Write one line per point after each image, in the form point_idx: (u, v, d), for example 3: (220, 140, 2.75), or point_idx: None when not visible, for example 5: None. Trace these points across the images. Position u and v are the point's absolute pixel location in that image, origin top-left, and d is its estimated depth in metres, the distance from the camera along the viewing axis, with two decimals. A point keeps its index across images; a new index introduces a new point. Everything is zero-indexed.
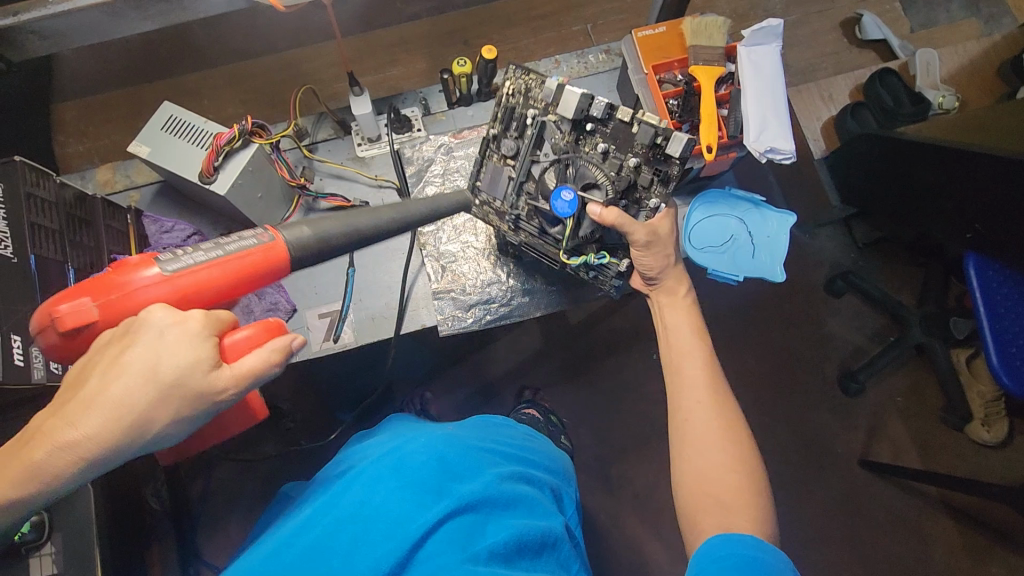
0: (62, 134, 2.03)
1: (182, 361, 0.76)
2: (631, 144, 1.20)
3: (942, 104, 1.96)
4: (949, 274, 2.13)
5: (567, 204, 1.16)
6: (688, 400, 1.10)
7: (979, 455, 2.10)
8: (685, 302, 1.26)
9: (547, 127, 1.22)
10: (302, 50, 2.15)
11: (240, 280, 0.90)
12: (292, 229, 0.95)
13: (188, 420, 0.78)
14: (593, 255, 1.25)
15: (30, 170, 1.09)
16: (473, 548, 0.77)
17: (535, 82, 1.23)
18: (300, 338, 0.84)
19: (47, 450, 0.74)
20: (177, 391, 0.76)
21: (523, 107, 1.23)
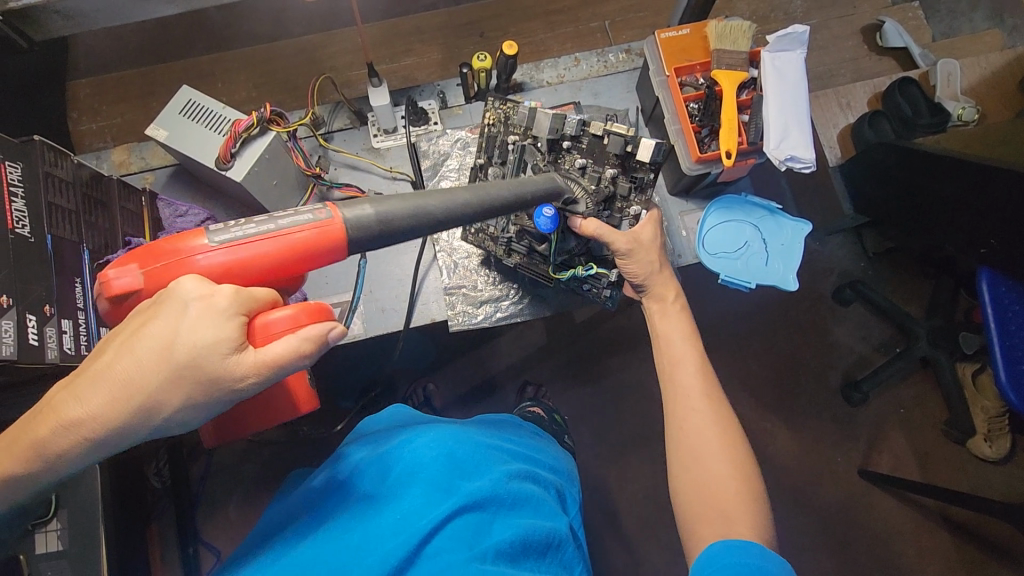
0: (76, 111, 2.04)
1: (200, 342, 0.70)
2: (606, 157, 1.26)
3: (961, 117, 1.93)
4: (960, 287, 2.11)
5: (550, 220, 1.12)
6: (683, 408, 1.10)
7: (980, 470, 2.09)
8: (676, 308, 1.24)
9: (527, 149, 1.25)
10: (316, 36, 2.14)
11: (290, 257, 0.82)
12: (353, 207, 0.83)
13: (201, 402, 0.72)
14: (581, 267, 1.29)
15: (49, 150, 1.09)
16: (480, 547, 0.78)
17: (513, 108, 1.30)
18: (338, 329, 0.77)
19: (51, 425, 0.71)
20: (191, 372, 0.71)
21: (503, 134, 1.29)
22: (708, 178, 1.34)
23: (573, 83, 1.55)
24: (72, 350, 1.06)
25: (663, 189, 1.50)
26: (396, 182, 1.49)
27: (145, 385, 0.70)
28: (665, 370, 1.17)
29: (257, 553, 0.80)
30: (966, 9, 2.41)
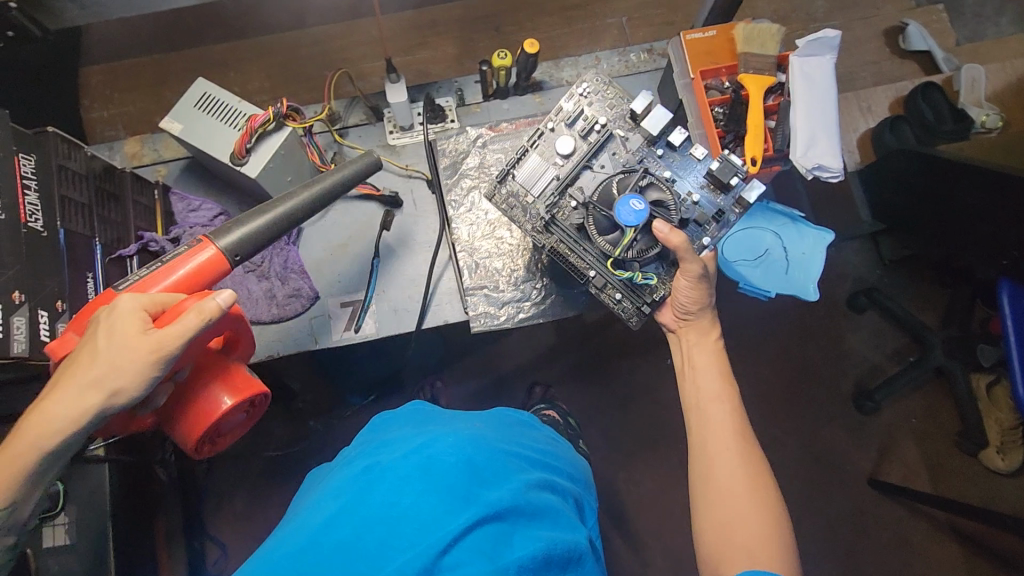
0: (89, 99, 2.02)
1: (121, 331, 0.89)
2: (695, 178, 1.23)
3: (984, 123, 1.90)
4: (977, 297, 2.08)
5: (635, 213, 1.14)
6: (714, 444, 1.11)
7: (991, 482, 2.07)
8: (715, 344, 1.27)
9: (615, 138, 1.25)
10: (330, 27, 2.11)
11: (195, 279, 1.03)
12: (224, 235, 1.06)
13: (140, 373, 0.89)
14: (639, 273, 1.21)
15: (62, 142, 1.08)
16: (502, 560, 0.76)
17: (614, 93, 1.28)
18: (228, 295, 0.91)
19: (33, 419, 0.90)
20: (121, 356, 0.88)
21: (595, 110, 1.27)
22: None
23: None
24: None
25: None
26: (410, 180, 1.47)
27: (89, 377, 0.88)
28: (695, 404, 1.18)
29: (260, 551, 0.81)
30: (992, 12, 2.36)
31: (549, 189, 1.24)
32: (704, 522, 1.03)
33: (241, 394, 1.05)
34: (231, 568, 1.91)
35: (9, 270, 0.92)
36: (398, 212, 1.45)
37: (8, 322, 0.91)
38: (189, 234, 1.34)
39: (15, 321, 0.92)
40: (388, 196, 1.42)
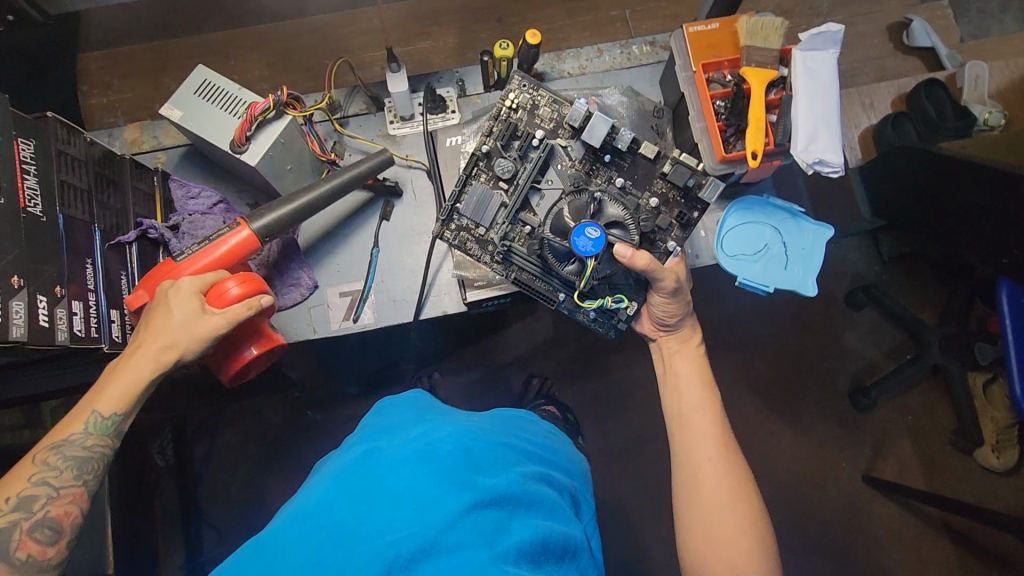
0: (87, 85, 2.01)
1: (186, 313, 1.08)
2: (649, 180, 1.25)
3: (987, 121, 1.89)
4: (975, 295, 2.08)
5: (591, 242, 1.13)
6: (698, 455, 1.11)
7: (985, 479, 2.08)
8: (696, 351, 1.29)
9: (556, 151, 1.25)
10: (330, 16, 2.10)
11: (232, 257, 1.20)
12: (257, 219, 1.22)
13: (203, 344, 1.09)
14: (609, 299, 1.25)
15: (61, 127, 1.08)
16: (501, 546, 0.78)
17: (545, 99, 1.26)
18: (270, 300, 1.15)
19: (112, 382, 1.06)
20: (186, 331, 1.08)
21: (527, 123, 1.26)
22: (730, 178, 1.31)
23: (596, 75, 1.52)
24: (82, 331, 1.05)
25: None
26: (411, 170, 1.46)
27: (170, 340, 1.07)
28: (678, 414, 1.18)
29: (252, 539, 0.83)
30: (996, 10, 2.34)
31: (499, 217, 1.24)
32: (693, 530, 1.04)
33: (264, 344, 1.20)
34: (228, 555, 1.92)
35: (8, 254, 0.92)
36: (396, 201, 1.45)
37: (6, 307, 0.90)
38: (189, 221, 1.34)
39: (14, 305, 0.91)
40: (387, 185, 1.42)
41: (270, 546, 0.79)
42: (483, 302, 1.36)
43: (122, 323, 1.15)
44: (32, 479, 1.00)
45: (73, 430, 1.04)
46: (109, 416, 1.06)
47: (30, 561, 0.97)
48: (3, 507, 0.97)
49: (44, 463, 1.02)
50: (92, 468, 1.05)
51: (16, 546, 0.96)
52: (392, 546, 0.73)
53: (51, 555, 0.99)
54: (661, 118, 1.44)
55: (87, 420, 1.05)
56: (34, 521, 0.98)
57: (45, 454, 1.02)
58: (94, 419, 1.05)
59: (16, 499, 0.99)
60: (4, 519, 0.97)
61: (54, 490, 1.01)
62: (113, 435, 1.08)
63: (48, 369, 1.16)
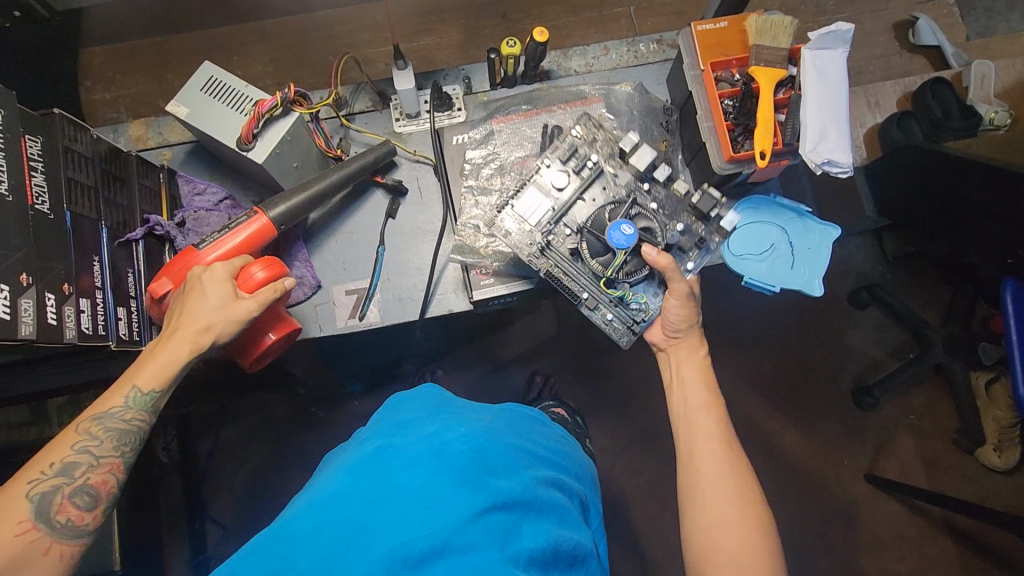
0: (90, 80, 2.00)
1: (219, 298, 1.10)
2: (679, 211, 1.32)
3: (993, 120, 1.88)
4: (979, 295, 2.08)
5: (625, 237, 1.21)
6: (702, 453, 1.11)
7: (987, 478, 2.08)
8: (701, 357, 1.27)
9: (605, 175, 1.30)
10: (334, 11, 2.09)
11: (253, 243, 1.22)
12: (272, 207, 1.24)
13: (236, 327, 1.11)
14: (629, 293, 1.27)
15: (68, 124, 1.08)
16: (512, 549, 0.78)
17: (603, 135, 1.33)
18: (292, 281, 1.17)
19: (147, 365, 1.06)
20: (221, 316, 1.09)
21: (584, 148, 1.32)
22: (738, 177, 1.30)
23: (603, 73, 1.52)
24: (92, 330, 1.04)
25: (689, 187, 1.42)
26: (417, 165, 1.46)
27: (205, 322, 1.09)
28: (682, 416, 1.18)
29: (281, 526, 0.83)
30: (1003, 8, 2.33)
31: (542, 219, 1.27)
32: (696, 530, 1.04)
33: (282, 329, 1.22)
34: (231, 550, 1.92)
35: (16, 252, 0.91)
36: (402, 200, 1.45)
37: (16, 304, 0.89)
38: (194, 218, 1.33)
39: (23, 303, 0.91)
40: (393, 183, 1.42)
41: (284, 534, 0.80)
42: (489, 300, 1.35)
43: (128, 320, 1.15)
44: (74, 446, 0.99)
45: (113, 403, 1.03)
46: (148, 392, 1.06)
47: (69, 525, 0.95)
48: (45, 472, 0.96)
49: (84, 433, 1.01)
50: (130, 441, 1.05)
51: (55, 511, 0.95)
52: (402, 546, 0.74)
53: (89, 521, 0.98)
54: (668, 117, 1.44)
55: (126, 395, 1.05)
56: (74, 487, 0.97)
57: (86, 424, 1.02)
58: (133, 394, 1.05)
59: (58, 465, 0.98)
60: (46, 484, 0.95)
61: (94, 458, 1.00)
62: (148, 413, 1.07)
63: (51, 368, 1.15)
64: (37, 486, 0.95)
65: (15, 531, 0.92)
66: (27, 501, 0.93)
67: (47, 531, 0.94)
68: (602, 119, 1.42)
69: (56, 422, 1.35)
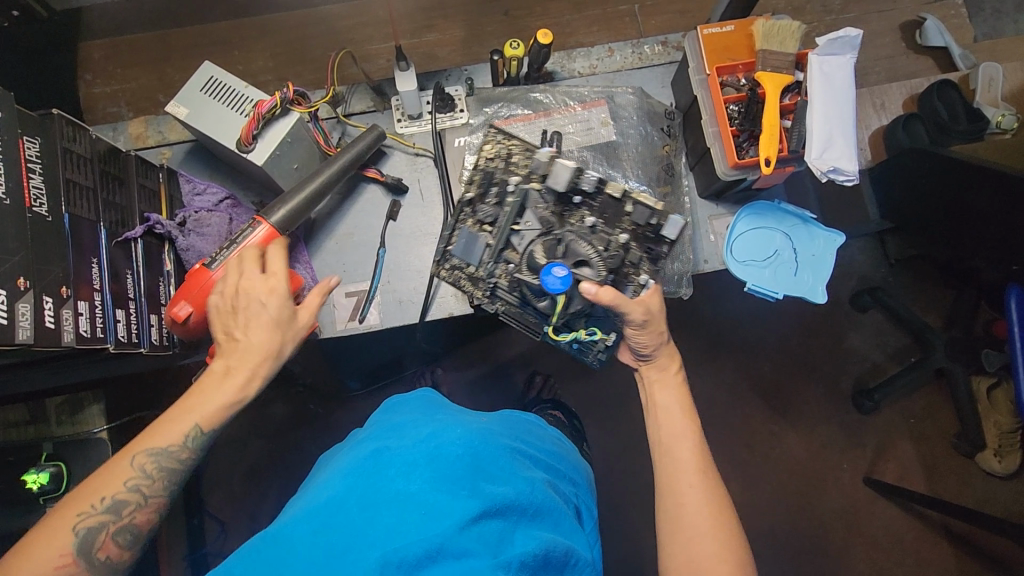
0: (89, 73, 1.99)
1: (278, 324, 1.12)
2: (619, 219, 1.24)
3: (999, 124, 1.84)
4: (982, 300, 2.05)
5: (560, 281, 1.09)
6: (680, 482, 1.08)
7: (986, 483, 2.08)
8: (676, 379, 1.26)
9: (530, 195, 1.23)
10: (335, 7, 2.07)
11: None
12: (273, 213, 1.24)
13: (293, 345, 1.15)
14: (583, 331, 1.27)
15: (67, 124, 1.07)
16: (504, 556, 0.78)
17: (517, 148, 1.27)
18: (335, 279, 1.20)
19: (213, 395, 1.05)
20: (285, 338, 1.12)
21: (504, 170, 1.26)
22: (742, 184, 1.30)
23: (606, 75, 1.51)
24: (90, 333, 1.04)
25: (693, 190, 1.44)
26: (418, 160, 1.45)
27: (270, 350, 1.10)
28: (662, 443, 1.15)
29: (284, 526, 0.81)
30: (1012, 9, 2.30)
31: (483, 256, 1.22)
32: (673, 543, 1.03)
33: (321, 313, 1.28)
34: (230, 545, 1.93)
35: (14, 255, 0.90)
36: (402, 199, 1.44)
37: (13, 308, 0.89)
38: (196, 219, 1.32)
39: (20, 307, 0.90)
40: (392, 182, 1.41)
41: (283, 537, 0.79)
42: None
43: (127, 322, 1.14)
44: (128, 485, 0.95)
45: (169, 441, 0.99)
46: (206, 433, 1.03)
47: (107, 562, 0.93)
48: (95, 506, 0.92)
49: (137, 470, 0.96)
50: (178, 478, 1.01)
51: (98, 547, 0.92)
52: (397, 551, 0.73)
53: (125, 557, 0.95)
54: (671, 121, 1.45)
55: (185, 433, 1.01)
56: (119, 525, 0.94)
57: (140, 458, 0.97)
58: (192, 433, 1.02)
59: (107, 501, 0.94)
60: (94, 520, 0.92)
61: (143, 498, 0.97)
62: (202, 449, 1.04)
63: (51, 368, 1.14)
64: (85, 520, 0.91)
65: (56, 563, 0.88)
66: (72, 534, 0.90)
67: (86, 566, 0.91)
68: (605, 123, 1.42)
69: (55, 421, 1.34)
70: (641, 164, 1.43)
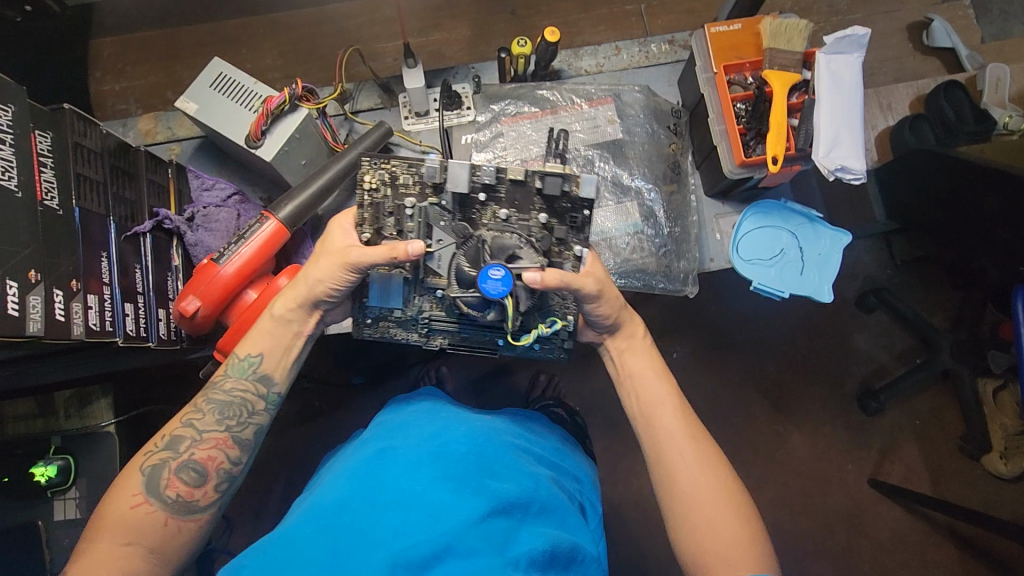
0: (99, 70, 2.00)
1: (328, 253, 1.13)
2: (531, 201, 1.15)
3: (1007, 125, 1.83)
4: (988, 301, 2.04)
5: (500, 283, 1.02)
6: (670, 451, 1.06)
7: (992, 485, 2.07)
8: (645, 344, 1.22)
9: (432, 212, 1.14)
10: (343, 5, 2.08)
11: (268, 249, 1.24)
12: (281, 209, 1.25)
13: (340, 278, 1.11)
14: (545, 325, 1.18)
15: (78, 119, 1.08)
16: (510, 554, 0.78)
17: (399, 167, 1.17)
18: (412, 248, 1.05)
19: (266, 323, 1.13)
20: (332, 267, 1.11)
21: (394, 198, 1.17)
22: (748, 182, 1.30)
23: (613, 73, 1.52)
24: (99, 326, 1.04)
25: (699, 188, 1.44)
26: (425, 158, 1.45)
27: (316, 277, 1.12)
28: (642, 414, 1.13)
29: (288, 529, 0.82)
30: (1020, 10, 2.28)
31: (405, 296, 1.23)
32: (674, 514, 1.02)
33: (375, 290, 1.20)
34: (234, 542, 1.94)
35: (25, 248, 0.91)
36: None
37: (25, 301, 0.89)
38: (204, 214, 1.34)
39: (31, 300, 0.90)
40: None
41: (290, 538, 0.79)
42: None
43: (136, 316, 1.15)
44: (182, 420, 1.04)
45: (216, 373, 1.10)
46: (244, 357, 1.10)
47: (179, 500, 0.97)
48: (156, 445, 1.01)
49: (193, 407, 1.06)
50: (236, 417, 1.06)
51: (165, 485, 0.97)
52: (404, 551, 0.73)
53: (197, 497, 0.99)
54: (677, 119, 1.45)
55: (229, 363, 1.10)
56: (180, 462, 1.00)
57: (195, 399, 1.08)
58: (234, 362, 1.10)
59: (168, 440, 1.02)
60: (156, 457, 0.99)
61: (197, 433, 1.03)
62: (253, 382, 1.09)
63: (60, 362, 1.15)
64: (149, 459, 0.99)
65: (131, 503, 0.95)
66: (139, 473, 0.98)
67: (159, 504, 0.96)
68: (611, 121, 1.44)
69: (63, 415, 1.35)
70: (647, 162, 1.44)
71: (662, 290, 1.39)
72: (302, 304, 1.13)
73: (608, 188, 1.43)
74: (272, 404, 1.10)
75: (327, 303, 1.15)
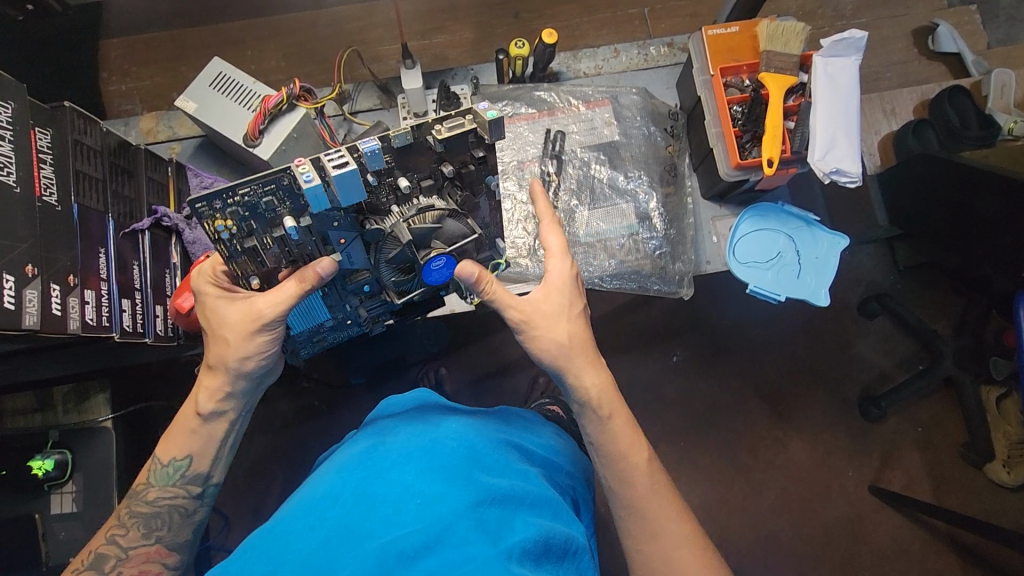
0: (107, 71, 2.02)
1: (234, 319, 1.07)
2: (427, 159, 1.03)
3: (1012, 130, 1.81)
4: (992, 307, 2.01)
5: (444, 268, 1.06)
6: (642, 523, 1.05)
7: (995, 494, 2.05)
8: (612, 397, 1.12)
9: (316, 223, 1.01)
10: (348, 8, 2.09)
11: None
12: None
13: (256, 340, 1.07)
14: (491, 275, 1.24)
15: (78, 117, 1.10)
16: (504, 543, 0.78)
17: (247, 190, 0.95)
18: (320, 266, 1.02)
19: (183, 413, 1.10)
20: (245, 332, 1.06)
21: (267, 224, 1.01)
22: (745, 185, 1.29)
23: (612, 76, 1.51)
24: (96, 321, 1.05)
25: (696, 191, 1.44)
26: None
27: (240, 354, 1.07)
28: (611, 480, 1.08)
29: (278, 523, 0.82)
30: None
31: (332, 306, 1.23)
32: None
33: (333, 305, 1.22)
34: (233, 539, 1.95)
35: (23, 243, 0.92)
36: None
37: (20, 295, 0.90)
38: None
39: (28, 294, 0.91)
40: None
41: (282, 531, 0.79)
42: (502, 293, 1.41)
43: (133, 311, 1.16)
44: (106, 537, 1.04)
45: (139, 479, 1.07)
46: (167, 464, 1.07)
47: None
48: (82, 564, 1.02)
49: (117, 521, 1.05)
50: (166, 520, 1.06)
51: None
52: (396, 541, 0.74)
53: None
54: (674, 121, 1.45)
55: (149, 468, 1.07)
56: None
57: (122, 508, 1.07)
58: (155, 468, 1.07)
59: (94, 558, 1.03)
60: None
61: (122, 551, 1.03)
62: (178, 484, 1.07)
63: (58, 355, 1.16)
64: None
65: None
66: None
67: None
68: (608, 124, 1.44)
69: (62, 410, 1.36)
70: (644, 164, 1.45)
71: (657, 292, 1.40)
72: (229, 390, 1.09)
73: (603, 190, 1.43)
74: (210, 495, 1.10)
75: (258, 375, 1.12)
